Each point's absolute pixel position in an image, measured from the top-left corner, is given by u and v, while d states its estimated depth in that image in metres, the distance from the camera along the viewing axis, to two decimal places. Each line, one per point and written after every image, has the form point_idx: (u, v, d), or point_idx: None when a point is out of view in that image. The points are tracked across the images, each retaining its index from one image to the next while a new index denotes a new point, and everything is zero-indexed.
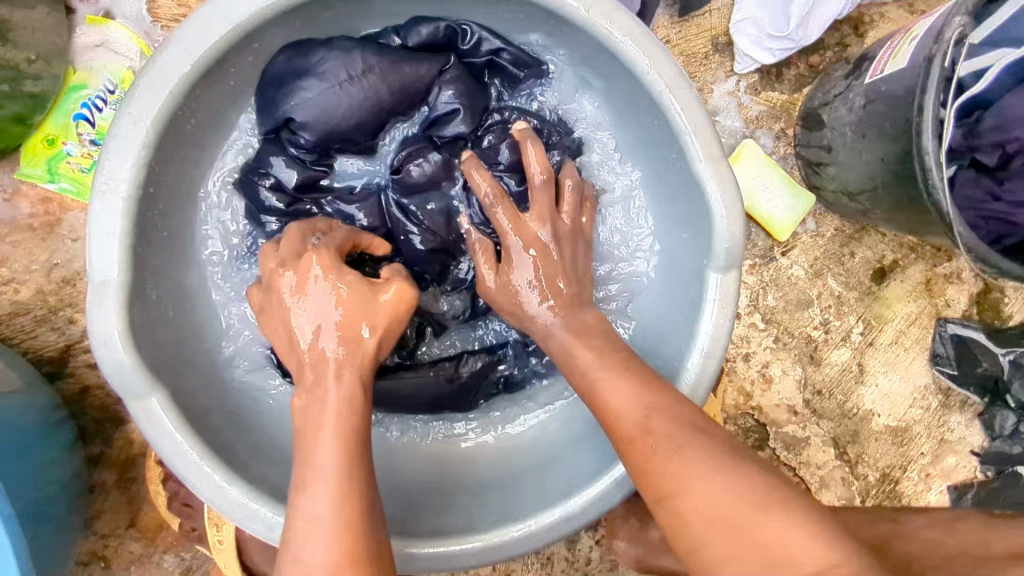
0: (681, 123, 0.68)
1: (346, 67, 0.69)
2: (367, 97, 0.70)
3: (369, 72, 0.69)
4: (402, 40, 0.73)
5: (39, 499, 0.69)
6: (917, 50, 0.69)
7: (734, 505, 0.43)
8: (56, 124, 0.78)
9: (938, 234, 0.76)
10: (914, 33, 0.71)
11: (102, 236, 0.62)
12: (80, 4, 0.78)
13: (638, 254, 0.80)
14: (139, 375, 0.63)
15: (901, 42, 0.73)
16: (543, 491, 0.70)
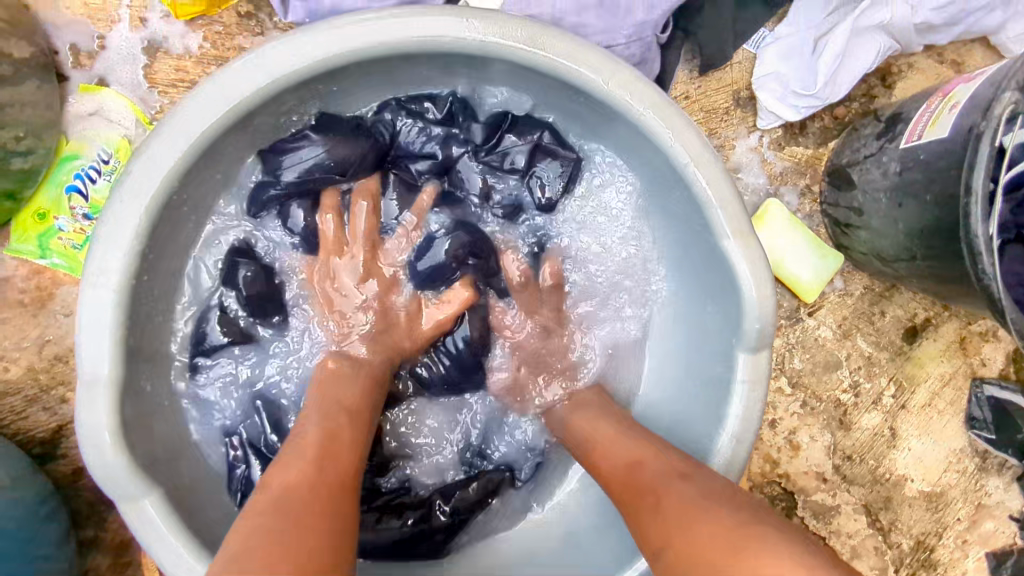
0: (706, 197, 0.64)
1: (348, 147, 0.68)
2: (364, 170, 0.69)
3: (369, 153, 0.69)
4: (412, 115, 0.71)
5: None
6: (959, 119, 0.65)
7: (714, 538, 0.46)
8: (48, 197, 0.74)
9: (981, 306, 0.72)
10: (954, 99, 0.68)
11: (91, 330, 0.58)
12: (73, 71, 0.75)
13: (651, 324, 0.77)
14: (132, 478, 0.59)
15: (940, 107, 0.69)
16: None
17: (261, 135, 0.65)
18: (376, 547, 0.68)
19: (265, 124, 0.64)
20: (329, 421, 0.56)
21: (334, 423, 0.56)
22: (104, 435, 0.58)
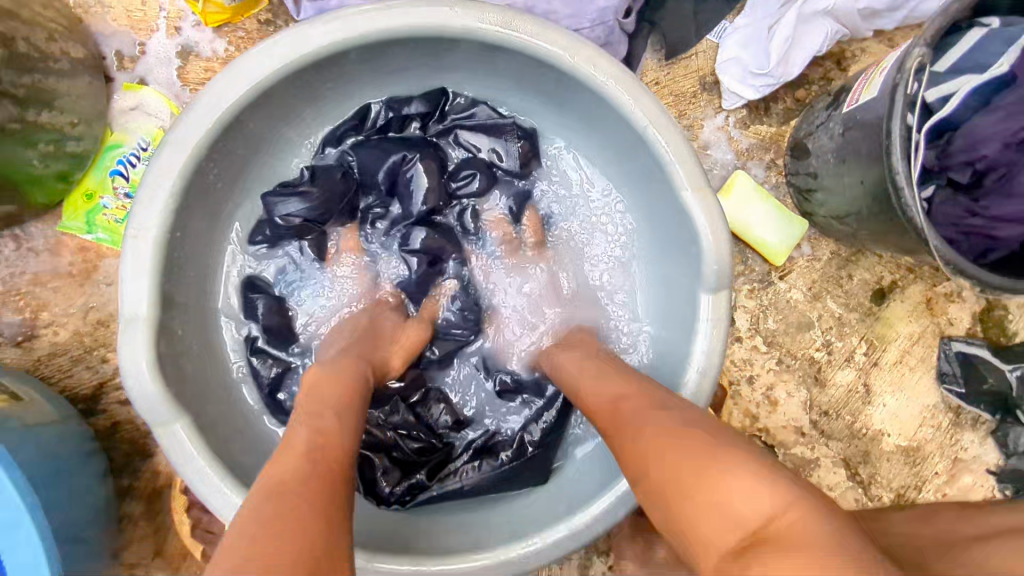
0: (666, 156, 0.73)
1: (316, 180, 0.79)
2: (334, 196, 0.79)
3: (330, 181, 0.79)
4: (378, 120, 0.82)
5: (76, 521, 0.73)
6: (886, 79, 0.73)
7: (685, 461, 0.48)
8: (94, 179, 0.85)
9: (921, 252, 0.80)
10: (884, 64, 0.75)
11: (132, 278, 0.68)
12: (118, 73, 0.86)
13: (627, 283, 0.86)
14: (165, 404, 0.68)
15: (873, 73, 0.77)
16: (548, 513, 0.74)
17: (275, 116, 0.76)
18: (480, 486, 0.78)
19: (280, 106, 0.75)
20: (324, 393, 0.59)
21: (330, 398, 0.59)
22: (144, 373, 0.68)
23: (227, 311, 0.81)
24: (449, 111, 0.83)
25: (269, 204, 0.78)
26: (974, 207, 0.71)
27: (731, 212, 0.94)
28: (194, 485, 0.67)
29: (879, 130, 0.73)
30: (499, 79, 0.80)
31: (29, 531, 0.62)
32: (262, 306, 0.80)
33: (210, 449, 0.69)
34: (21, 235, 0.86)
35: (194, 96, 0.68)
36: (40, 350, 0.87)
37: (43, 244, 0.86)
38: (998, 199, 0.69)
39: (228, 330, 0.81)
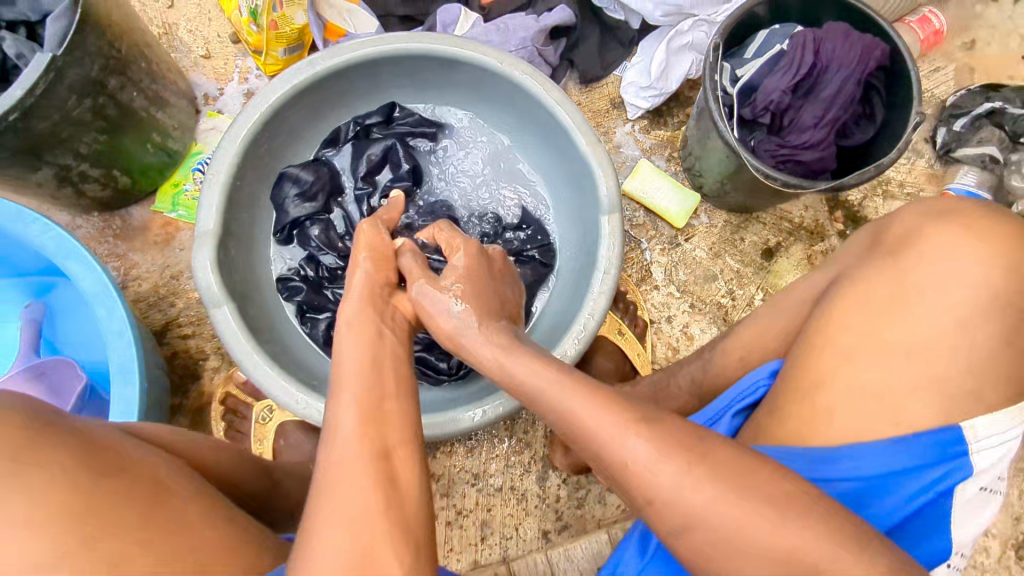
0: (569, 123, 1.03)
1: (308, 173, 1.12)
2: (323, 176, 1.13)
3: (318, 169, 1.13)
4: (360, 126, 1.17)
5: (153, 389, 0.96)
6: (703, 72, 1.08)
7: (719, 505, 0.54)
8: (181, 173, 1.19)
9: (766, 194, 1.11)
10: None
11: (203, 208, 0.98)
12: (203, 106, 1.23)
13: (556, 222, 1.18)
14: (219, 292, 0.95)
15: None
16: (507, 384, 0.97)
17: (304, 113, 1.10)
18: None
19: (307, 105, 1.09)
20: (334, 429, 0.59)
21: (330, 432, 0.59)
22: (209, 280, 0.96)
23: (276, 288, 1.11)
24: (398, 118, 1.17)
25: (282, 205, 1.11)
26: (782, 142, 1.02)
27: (641, 188, 1.24)
28: (229, 342, 0.92)
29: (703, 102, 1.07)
30: (455, 86, 1.15)
31: (129, 340, 0.85)
32: (297, 279, 1.12)
33: (250, 334, 0.95)
34: (125, 215, 1.17)
35: (255, 92, 1.01)
36: (126, 296, 1.13)
37: (139, 220, 1.17)
38: (795, 134, 1.02)
39: (273, 289, 1.11)
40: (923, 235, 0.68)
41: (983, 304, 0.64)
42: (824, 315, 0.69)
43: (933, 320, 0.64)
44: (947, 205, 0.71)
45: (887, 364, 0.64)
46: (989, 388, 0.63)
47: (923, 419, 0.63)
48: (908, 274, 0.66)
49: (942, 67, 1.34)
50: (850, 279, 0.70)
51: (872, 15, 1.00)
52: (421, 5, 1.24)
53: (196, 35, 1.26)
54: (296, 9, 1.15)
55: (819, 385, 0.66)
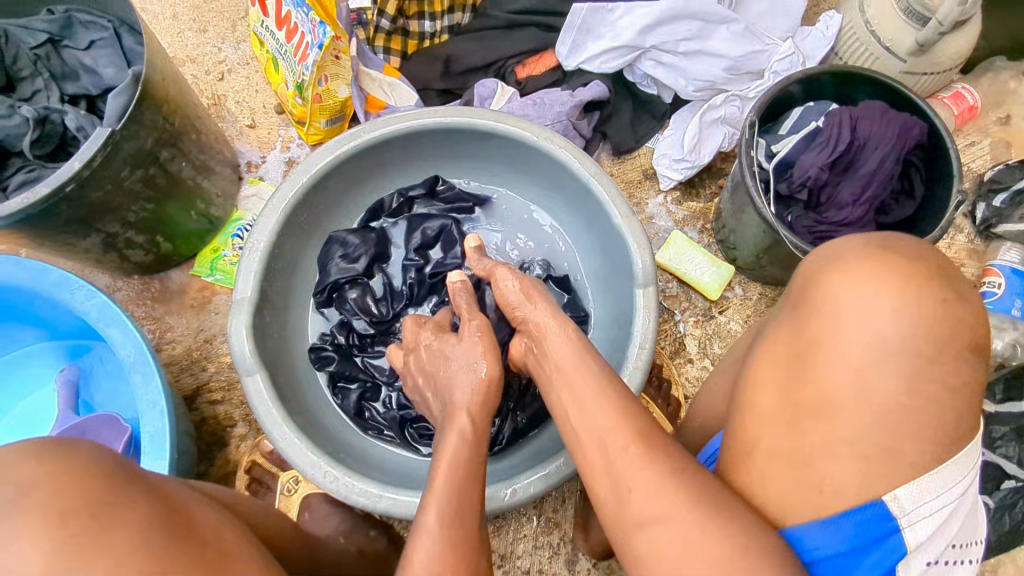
0: (604, 198, 1.04)
1: (356, 241, 1.12)
2: (369, 244, 1.13)
3: (366, 238, 1.13)
4: (403, 198, 1.18)
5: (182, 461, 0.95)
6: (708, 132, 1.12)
7: None
8: (220, 239, 1.22)
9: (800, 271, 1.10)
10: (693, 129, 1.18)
11: (242, 276, 1.00)
12: (246, 174, 1.27)
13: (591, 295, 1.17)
14: (252, 360, 0.95)
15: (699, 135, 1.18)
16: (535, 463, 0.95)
17: (343, 184, 1.13)
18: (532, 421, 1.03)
19: (346, 176, 1.12)
20: (427, 534, 0.60)
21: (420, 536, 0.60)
22: (244, 347, 0.96)
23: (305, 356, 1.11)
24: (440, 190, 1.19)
25: (323, 271, 1.12)
26: (820, 219, 1.02)
27: (675, 259, 1.23)
28: (259, 412, 0.92)
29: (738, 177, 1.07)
30: (492, 159, 1.18)
31: (161, 411, 0.85)
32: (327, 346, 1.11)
33: (281, 404, 0.94)
34: (164, 278, 1.19)
35: (299, 165, 1.04)
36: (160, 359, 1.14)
37: (178, 283, 1.19)
38: (834, 211, 1.01)
39: (303, 356, 1.11)
40: (820, 283, 0.63)
41: (881, 350, 0.59)
42: (745, 381, 0.67)
43: (839, 377, 0.60)
44: (846, 244, 0.66)
45: (803, 429, 0.61)
46: (903, 441, 0.59)
47: (846, 481, 0.59)
48: (814, 330, 0.62)
49: (976, 141, 1.34)
50: (764, 340, 0.67)
51: (908, 93, 1.01)
52: (459, 79, 1.28)
53: (243, 106, 1.31)
54: (340, 83, 1.19)
55: (750, 454, 0.64)
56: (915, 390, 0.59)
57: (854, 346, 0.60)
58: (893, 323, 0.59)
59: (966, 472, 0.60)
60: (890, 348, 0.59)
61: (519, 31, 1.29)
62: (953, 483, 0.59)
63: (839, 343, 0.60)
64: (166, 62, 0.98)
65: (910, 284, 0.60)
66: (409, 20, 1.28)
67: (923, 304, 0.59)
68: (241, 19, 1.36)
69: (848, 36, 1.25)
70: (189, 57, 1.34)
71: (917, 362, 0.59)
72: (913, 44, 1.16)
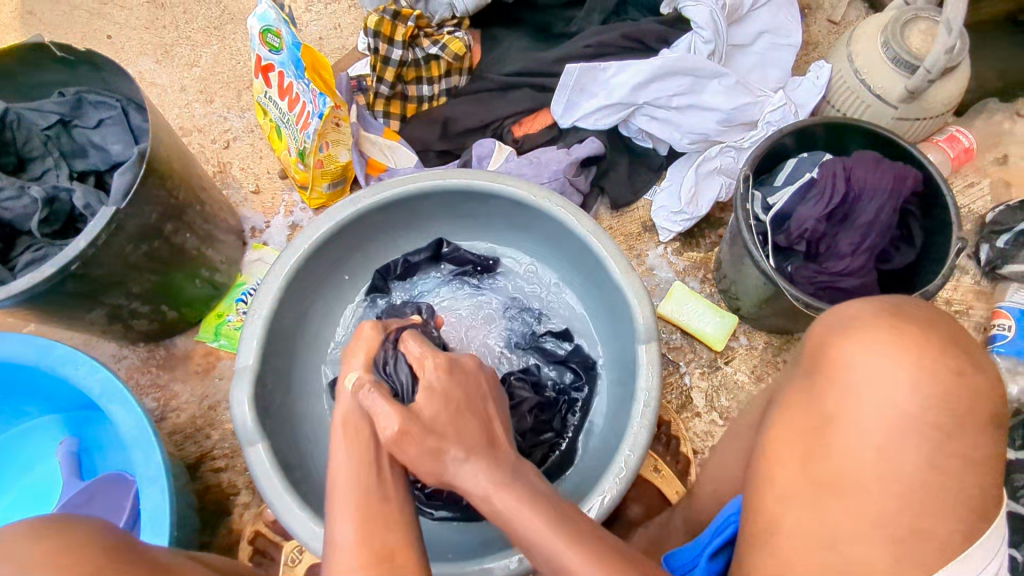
0: (604, 254, 1.04)
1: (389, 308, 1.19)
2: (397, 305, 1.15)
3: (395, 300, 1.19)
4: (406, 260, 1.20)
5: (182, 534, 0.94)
6: (693, 204, 1.24)
7: None
8: (225, 304, 1.23)
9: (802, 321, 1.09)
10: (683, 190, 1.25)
11: (246, 341, 1.00)
12: (251, 239, 1.29)
13: (597, 349, 1.16)
14: (254, 428, 0.95)
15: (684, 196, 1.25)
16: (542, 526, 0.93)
17: (347, 249, 1.14)
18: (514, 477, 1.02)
19: (350, 243, 1.14)
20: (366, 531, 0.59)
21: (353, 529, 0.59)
22: (246, 416, 0.96)
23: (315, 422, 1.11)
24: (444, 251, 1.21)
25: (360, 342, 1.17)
26: (820, 270, 1.01)
27: (677, 311, 1.23)
28: (259, 480, 0.91)
29: (735, 231, 1.07)
30: (494, 222, 1.19)
31: (161, 487, 0.85)
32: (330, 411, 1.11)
33: (282, 472, 0.93)
34: (169, 344, 1.20)
35: (303, 231, 1.06)
36: (163, 428, 1.14)
37: (183, 349, 1.20)
38: (834, 261, 1.01)
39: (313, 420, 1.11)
40: (832, 354, 0.64)
41: (900, 425, 0.59)
42: (762, 453, 0.66)
43: (859, 451, 0.59)
44: (856, 310, 0.66)
45: (824, 506, 0.60)
46: (933, 523, 0.58)
47: (874, 569, 0.57)
48: (830, 404, 0.62)
49: (975, 182, 1.34)
50: (781, 405, 0.67)
51: (900, 142, 1.02)
52: (458, 140, 1.31)
53: (248, 172, 1.34)
54: (340, 148, 1.21)
55: (773, 530, 0.61)
56: (937, 466, 0.58)
57: (873, 418, 0.59)
58: (910, 393, 0.59)
59: (989, 558, 0.59)
60: (910, 423, 0.59)
61: (515, 92, 1.32)
62: (978, 570, 0.58)
63: (858, 417, 0.60)
64: (171, 136, 1.01)
65: (926, 354, 0.60)
66: (408, 85, 1.32)
67: (937, 374, 0.59)
68: (246, 88, 1.41)
69: (839, 86, 1.27)
70: (196, 126, 1.38)
71: (933, 439, 0.58)
72: (903, 91, 1.17)
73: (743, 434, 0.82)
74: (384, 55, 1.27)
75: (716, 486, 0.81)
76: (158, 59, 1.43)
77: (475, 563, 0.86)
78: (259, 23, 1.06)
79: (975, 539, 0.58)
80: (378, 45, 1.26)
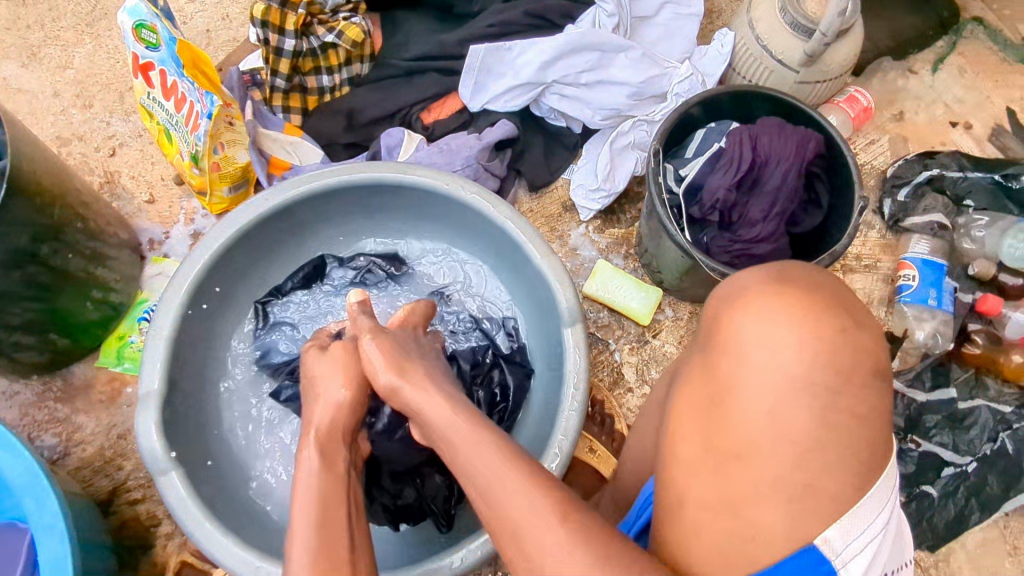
0: (521, 238, 1.02)
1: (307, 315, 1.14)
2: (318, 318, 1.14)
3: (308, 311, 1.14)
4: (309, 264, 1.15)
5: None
6: (610, 180, 1.24)
7: None
8: (126, 324, 1.14)
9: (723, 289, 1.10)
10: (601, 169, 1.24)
11: (149, 365, 0.93)
12: (149, 252, 1.20)
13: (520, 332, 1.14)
14: (165, 457, 0.89)
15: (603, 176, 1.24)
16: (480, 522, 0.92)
17: (251, 256, 1.08)
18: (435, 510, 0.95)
19: (254, 248, 1.07)
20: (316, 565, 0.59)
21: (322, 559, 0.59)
22: (154, 445, 0.89)
23: (234, 437, 1.05)
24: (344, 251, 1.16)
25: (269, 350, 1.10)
26: (734, 238, 1.02)
27: (602, 288, 1.22)
28: (175, 509, 0.85)
29: (650, 207, 1.07)
30: (403, 213, 1.15)
31: (60, 533, 0.78)
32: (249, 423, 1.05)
33: (200, 498, 0.88)
34: (66, 374, 1.11)
35: (200, 241, 0.99)
36: (68, 464, 1.05)
37: (83, 378, 1.11)
38: (746, 228, 1.02)
39: (232, 437, 1.05)
40: (724, 324, 0.63)
41: (793, 387, 0.58)
42: (671, 426, 0.66)
43: (751, 417, 0.59)
44: (747, 278, 0.65)
45: (727, 473, 0.60)
46: (833, 480, 0.58)
47: (774, 530, 0.58)
48: (723, 372, 0.61)
49: (876, 139, 1.39)
50: (683, 379, 0.67)
51: (800, 105, 1.04)
52: (364, 131, 1.25)
53: (139, 180, 1.25)
54: (238, 149, 1.14)
55: (682, 501, 0.63)
56: (829, 424, 0.58)
57: (763, 383, 0.59)
58: (797, 357, 0.58)
59: (886, 499, 0.60)
60: (797, 384, 0.58)
61: (420, 77, 1.28)
62: (877, 513, 0.59)
63: (749, 384, 0.59)
64: (38, 150, 0.92)
65: (811, 315, 0.59)
66: (306, 76, 1.25)
67: (821, 331, 0.59)
68: (129, 90, 1.30)
69: (742, 53, 1.28)
70: (75, 135, 1.26)
71: (823, 398, 0.58)
72: (802, 55, 1.19)
73: (655, 410, 0.81)
74: (276, 46, 1.19)
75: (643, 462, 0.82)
76: (24, 63, 1.30)
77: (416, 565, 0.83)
78: (130, 17, 0.97)
79: (871, 481, 0.59)
80: (268, 35, 1.18)
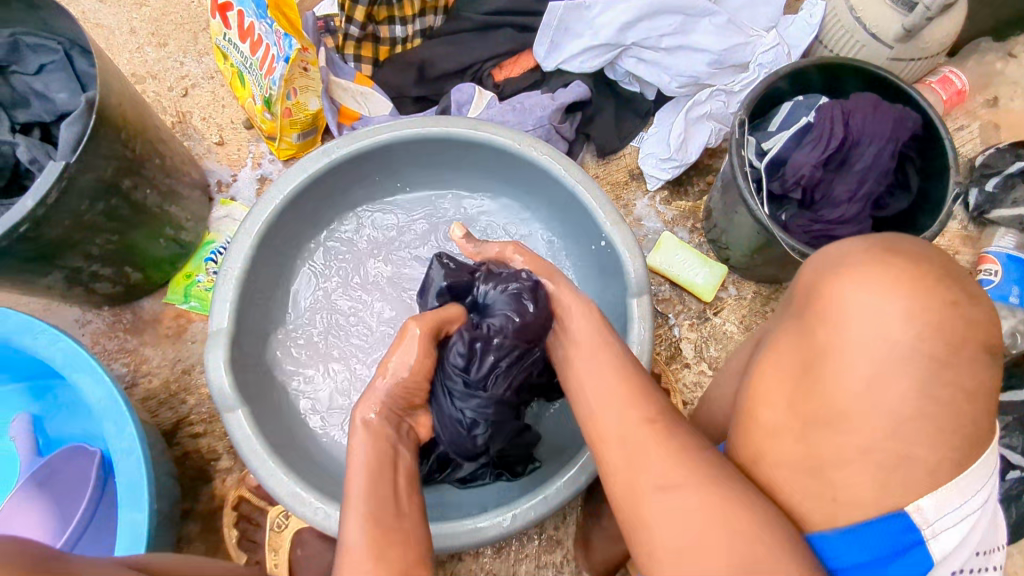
0: (592, 204, 1.00)
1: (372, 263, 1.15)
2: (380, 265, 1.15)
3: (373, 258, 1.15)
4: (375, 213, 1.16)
5: (163, 500, 0.91)
6: (683, 151, 1.20)
7: None
8: (194, 263, 1.16)
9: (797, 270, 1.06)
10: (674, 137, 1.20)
11: (220, 304, 0.94)
12: (217, 194, 1.21)
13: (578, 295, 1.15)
14: (233, 394, 0.90)
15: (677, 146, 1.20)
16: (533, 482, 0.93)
17: (318, 202, 1.07)
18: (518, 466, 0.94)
19: (319, 196, 1.06)
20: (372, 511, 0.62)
21: (375, 504, 0.63)
22: (222, 381, 0.91)
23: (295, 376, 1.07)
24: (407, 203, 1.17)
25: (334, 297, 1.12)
26: (815, 218, 0.98)
27: (665, 262, 1.20)
28: (240, 444, 0.87)
29: (729, 180, 1.03)
30: (474, 169, 1.13)
31: (137, 458, 0.82)
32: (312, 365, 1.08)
33: (265, 438, 0.89)
34: (136, 308, 1.13)
35: (272, 185, 0.99)
36: (136, 394, 1.09)
37: (152, 312, 1.14)
38: (829, 209, 0.98)
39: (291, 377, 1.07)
40: (824, 288, 0.60)
41: (894, 358, 0.55)
42: (751, 390, 0.65)
43: (848, 385, 0.57)
44: (846, 247, 0.62)
45: (813, 439, 0.59)
46: (925, 458, 0.56)
47: (859, 495, 0.57)
48: (819, 341, 0.59)
49: (965, 125, 1.32)
50: (771, 344, 0.65)
51: (897, 83, 0.98)
52: (434, 85, 1.23)
53: (209, 122, 1.25)
54: (310, 96, 1.14)
55: (757, 461, 0.64)
56: (930, 395, 0.55)
57: (864, 352, 0.56)
58: (904, 326, 0.55)
59: (987, 480, 0.58)
60: (900, 351, 0.55)
61: (495, 31, 1.25)
62: (975, 492, 0.57)
63: (848, 351, 0.57)
64: (123, 83, 0.93)
65: (921, 285, 0.56)
66: (379, 26, 1.22)
67: (932, 302, 0.56)
68: (203, 31, 1.30)
69: (832, 25, 1.21)
70: (149, 73, 1.27)
71: (927, 368, 0.55)
72: (899, 30, 1.12)
73: (731, 377, 0.80)
74: None
75: (710, 435, 0.80)
76: None
77: (472, 519, 0.84)
78: None
79: (976, 457, 0.57)
80: None
